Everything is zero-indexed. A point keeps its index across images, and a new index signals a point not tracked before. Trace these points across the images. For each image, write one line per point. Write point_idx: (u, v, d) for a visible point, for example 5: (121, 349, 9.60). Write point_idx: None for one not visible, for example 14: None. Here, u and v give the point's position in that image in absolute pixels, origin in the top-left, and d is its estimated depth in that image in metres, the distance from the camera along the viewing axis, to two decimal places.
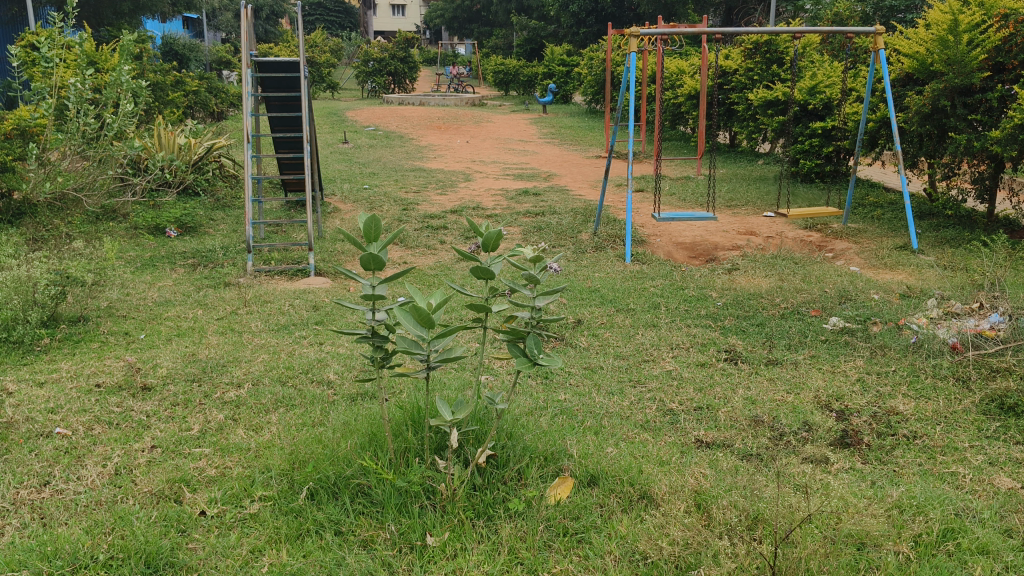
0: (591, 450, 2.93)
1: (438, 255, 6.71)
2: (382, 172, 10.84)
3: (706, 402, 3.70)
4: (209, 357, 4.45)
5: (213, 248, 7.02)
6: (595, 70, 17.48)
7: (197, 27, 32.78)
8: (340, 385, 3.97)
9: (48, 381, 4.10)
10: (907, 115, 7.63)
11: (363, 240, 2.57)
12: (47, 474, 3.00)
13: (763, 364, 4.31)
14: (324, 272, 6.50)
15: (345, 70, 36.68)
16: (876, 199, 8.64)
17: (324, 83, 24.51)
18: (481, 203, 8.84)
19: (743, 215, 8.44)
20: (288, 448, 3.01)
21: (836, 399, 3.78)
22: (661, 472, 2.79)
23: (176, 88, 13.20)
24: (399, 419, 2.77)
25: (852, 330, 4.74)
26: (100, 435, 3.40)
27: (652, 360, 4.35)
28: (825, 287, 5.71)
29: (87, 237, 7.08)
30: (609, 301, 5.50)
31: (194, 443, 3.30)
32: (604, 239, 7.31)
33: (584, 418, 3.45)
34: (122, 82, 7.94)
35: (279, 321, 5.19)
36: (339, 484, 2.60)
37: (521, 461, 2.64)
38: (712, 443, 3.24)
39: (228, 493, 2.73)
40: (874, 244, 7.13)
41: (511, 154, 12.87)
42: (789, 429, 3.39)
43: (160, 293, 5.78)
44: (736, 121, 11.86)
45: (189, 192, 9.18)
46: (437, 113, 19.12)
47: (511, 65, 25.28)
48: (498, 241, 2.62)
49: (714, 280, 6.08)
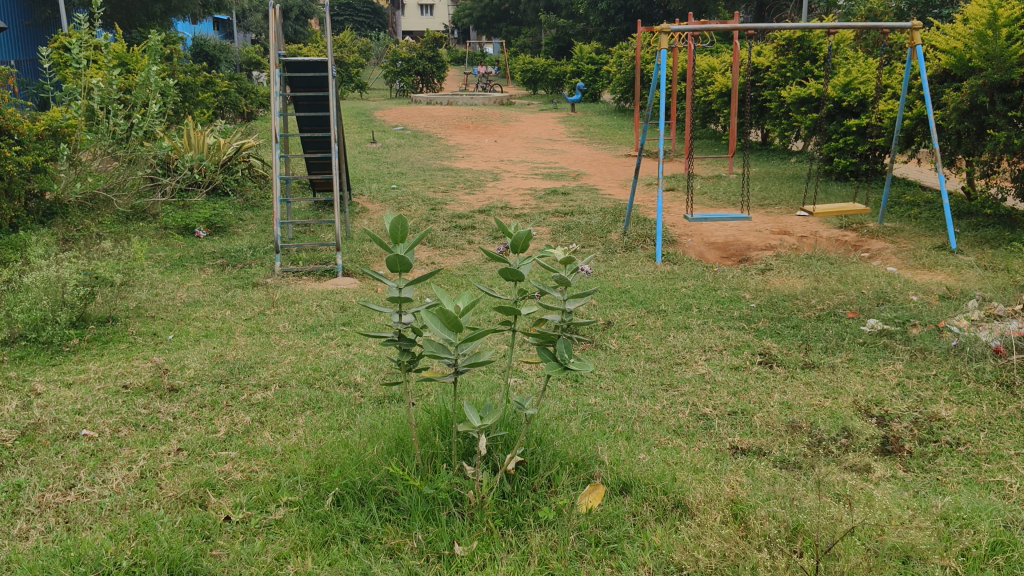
0: (623, 457, 2.85)
1: (466, 255, 6.66)
2: (411, 172, 10.81)
3: (741, 407, 3.61)
4: (237, 358, 4.42)
5: (241, 247, 7.03)
6: (624, 69, 17.37)
7: (227, 28, 33.07)
8: (367, 387, 3.92)
9: (76, 383, 4.10)
10: (945, 111, 7.47)
11: (389, 241, 2.50)
12: (73, 476, 2.97)
13: (800, 367, 4.22)
14: (352, 272, 6.47)
15: (374, 69, 36.81)
16: (912, 198, 8.48)
17: (353, 83, 24.62)
18: (510, 203, 8.78)
19: (775, 214, 8.32)
20: (314, 452, 2.96)
21: (876, 404, 3.68)
22: (695, 479, 2.70)
23: (206, 89, 13.28)
24: (426, 424, 2.71)
25: (892, 333, 4.63)
26: (127, 437, 3.38)
27: (685, 363, 4.27)
28: (861, 288, 5.58)
29: (118, 237, 7.11)
30: (640, 302, 5.42)
31: (221, 446, 3.26)
32: (634, 239, 7.22)
33: (615, 423, 3.37)
34: (152, 81, 7.98)
35: (307, 321, 5.16)
36: (365, 490, 2.54)
37: (551, 468, 2.56)
38: (748, 450, 3.15)
39: (253, 498, 2.68)
40: (912, 244, 6.99)
41: (539, 153, 12.81)
42: (828, 435, 3.29)
43: (189, 293, 5.78)
44: (768, 119, 11.72)
45: (219, 192, 9.21)
46: (465, 112, 19.10)
47: (539, 64, 25.20)
48: (528, 241, 2.55)
49: (747, 281, 5.98)
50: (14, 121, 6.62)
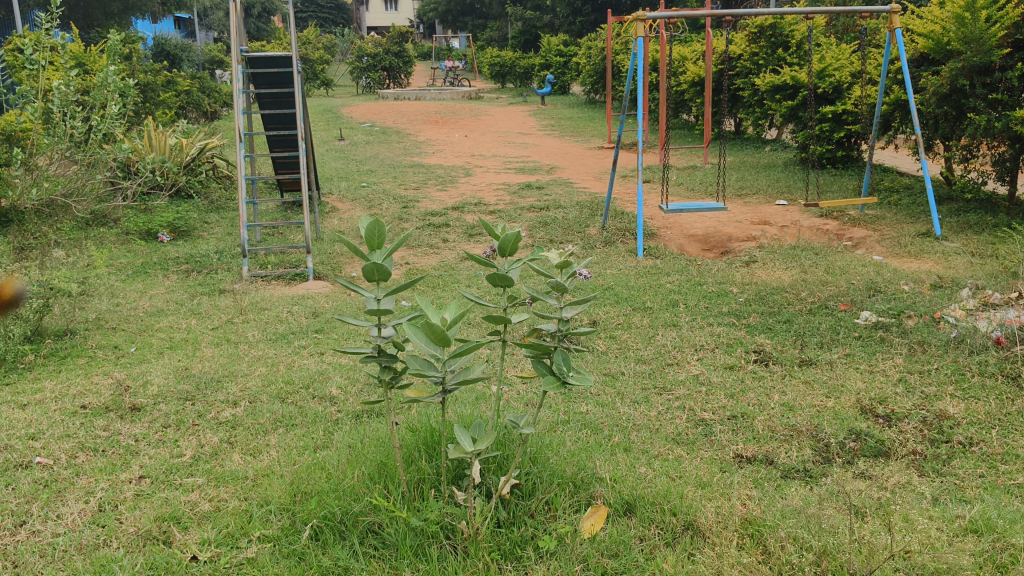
0: (623, 473, 2.65)
1: (442, 254, 6.44)
2: (380, 169, 10.55)
3: (740, 410, 3.42)
4: (203, 372, 4.16)
5: (206, 252, 6.76)
6: (594, 60, 17.17)
7: (188, 26, 32.53)
8: (344, 401, 3.68)
9: (31, 404, 3.83)
10: (924, 96, 7.34)
11: (365, 248, 2.25)
12: (25, 512, 2.72)
13: (797, 365, 4.04)
14: (323, 275, 6.22)
15: (339, 66, 36.37)
16: (891, 184, 8.36)
17: (319, 80, 24.28)
18: (484, 199, 8.54)
19: (754, 205, 8.16)
20: (288, 477, 2.74)
21: (880, 402, 3.51)
22: (704, 496, 2.50)
23: (168, 88, 12.90)
24: (410, 445, 2.49)
25: (887, 325, 4.45)
26: (84, 464, 3.13)
27: (676, 364, 4.08)
28: (851, 279, 5.42)
29: (76, 244, 6.82)
30: (625, 300, 5.23)
31: (187, 472, 3.02)
32: (613, 233, 7.03)
33: (611, 433, 3.17)
34: (110, 82, 7.66)
35: (278, 329, 4.91)
36: (346, 523, 2.30)
37: (549, 490, 2.36)
38: (753, 458, 2.96)
39: (223, 532, 2.46)
40: (895, 231, 6.85)
41: (511, 147, 12.58)
42: (835, 439, 3.10)
43: (152, 302, 5.50)
44: (742, 107, 11.57)
45: (183, 194, 8.93)
46: (433, 107, 18.82)
47: (507, 57, 24.97)
48: (517, 243, 2.31)
49: (733, 274, 5.80)
50: None
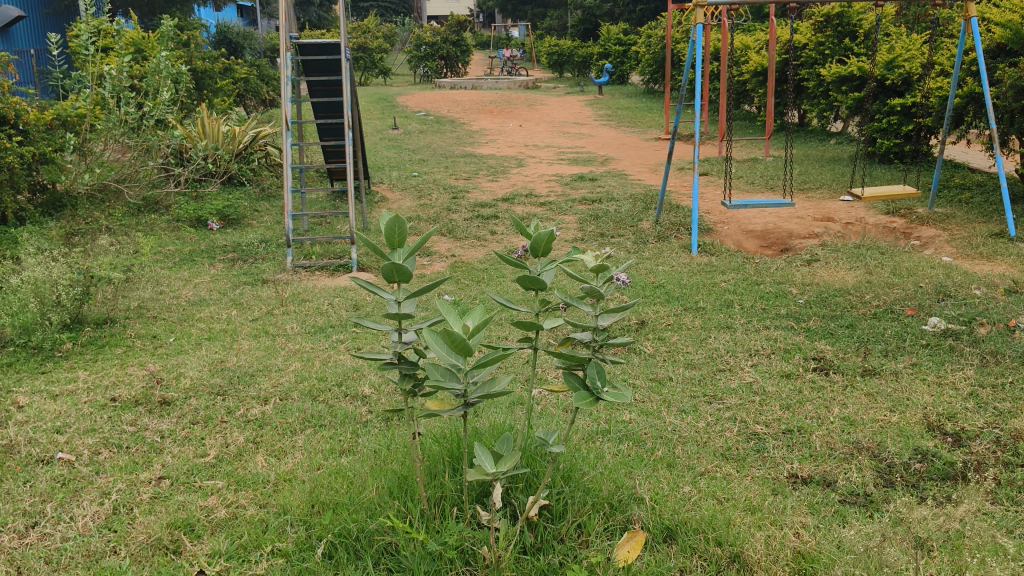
0: (664, 494, 2.45)
1: (489, 247, 6.28)
2: (432, 158, 10.43)
3: (797, 424, 3.19)
4: (238, 366, 4.05)
5: (252, 241, 6.68)
6: (654, 48, 16.82)
7: (250, 15, 32.88)
8: (376, 401, 3.54)
9: (63, 394, 3.75)
10: (1000, 88, 6.93)
11: (385, 247, 2.08)
12: (39, 513, 2.62)
13: (859, 374, 3.78)
14: (367, 267, 6.10)
15: (398, 54, 36.43)
16: (962, 181, 7.96)
17: (377, 69, 24.36)
18: (536, 190, 8.36)
19: (817, 200, 7.84)
20: (308, 483, 2.60)
21: (948, 419, 3.24)
22: (753, 524, 2.28)
23: (225, 75, 12.95)
24: (434, 458, 2.33)
25: (957, 333, 4.16)
26: (106, 462, 3.03)
27: (729, 370, 3.85)
28: (919, 281, 5.12)
29: (126, 230, 6.80)
30: (676, 299, 5.00)
31: (208, 474, 2.89)
32: (667, 227, 6.78)
33: (654, 446, 2.97)
34: (162, 68, 7.63)
35: (317, 322, 4.79)
36: (361, 542, 2.14)
37: (581, 513, 2.18)
38: (810, 479, 2.73)
39: (236, 544, 2.33)
40: (967, 230, 6.49)
41: (566, 137, 12.37)
42: (898, 459, 2.86)
43: (195, 291, 5.43)
44: (806, 98, 11.17)
45: (234, 181, 8.90)
46: (489, 96, 18.67)
47: (566, 46, 24.72)
48: (550, 242, 2.12)
49: (793, 274, 5.53)
50: (19, 111, 6.42)
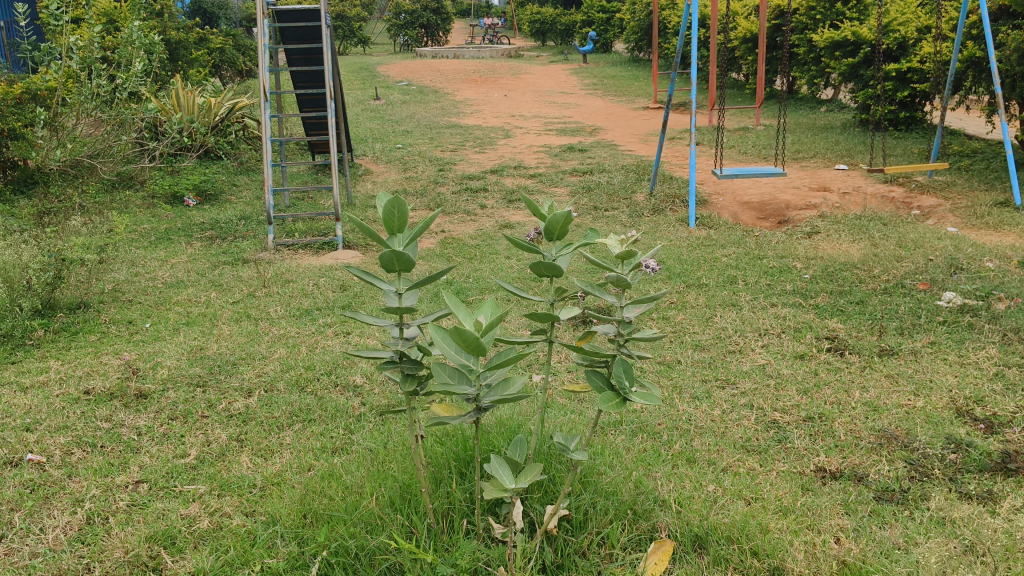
0: (689, 495, 2.25)
1: (480, 222, 6.05)
2: (416, 130, 10.15)
3: (818, 411, 3.00)
4: (219, 354, 3.82)
5: (232, 218, 6.42)
6: (639, 16, 16.50)
7: None
8: (369, 393, 3.32)
9: (32, 386, 3.51)
10: (1004, 52, 6.71)
11: (384, 233, 1.86)
12: (5, 524, 2.39)
13: (875, 354, 3.59)
14: (353, 244, 5.86)
15: (376, 24, 35.83)
16: (960, 147, 7.77)
17: (355, 38, 23.92)
18: (524, 162, 8.12)
19: (812, 169, 7.65)
20: (300, 487, 2.38)
21: (976, 403, 3.06)
22: (790, 530, 2.08)
23: (200, 45, 12.53)
24: (438, 464, 2.13)
25: (975, 309, 3.98)
26: (78, 464, 2.79)
27: (739, 352, 3.66)
28: (927, 254, 4.93)
29: (100, 208, 6.51)
30: (677, 275, 4.79)
31: (189, 477, 2.67)
32: (662, 199, 6.56)
33: (670, 439, 2.77)
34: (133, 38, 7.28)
35: (302, 304, 4.56)
36: (362, 561, 1.93)
37: (604, 523, 1.99)
38: (840, 473, 2.54)
39: (222, 559, 2.12)
40: (969, 199, 6.31)
41: (552, 107, 12.10)
42: (931, 450, 2.67)
43: (173, 272, 5.16)
44: (797, 65, 10.94)
45: (211, 155, 8.59)
46: (471, 65, 18.29)
47: (547, 15, 24.34)
48: (567, 224, 1.90)
49: (795, 247, 5.34)
50: None
